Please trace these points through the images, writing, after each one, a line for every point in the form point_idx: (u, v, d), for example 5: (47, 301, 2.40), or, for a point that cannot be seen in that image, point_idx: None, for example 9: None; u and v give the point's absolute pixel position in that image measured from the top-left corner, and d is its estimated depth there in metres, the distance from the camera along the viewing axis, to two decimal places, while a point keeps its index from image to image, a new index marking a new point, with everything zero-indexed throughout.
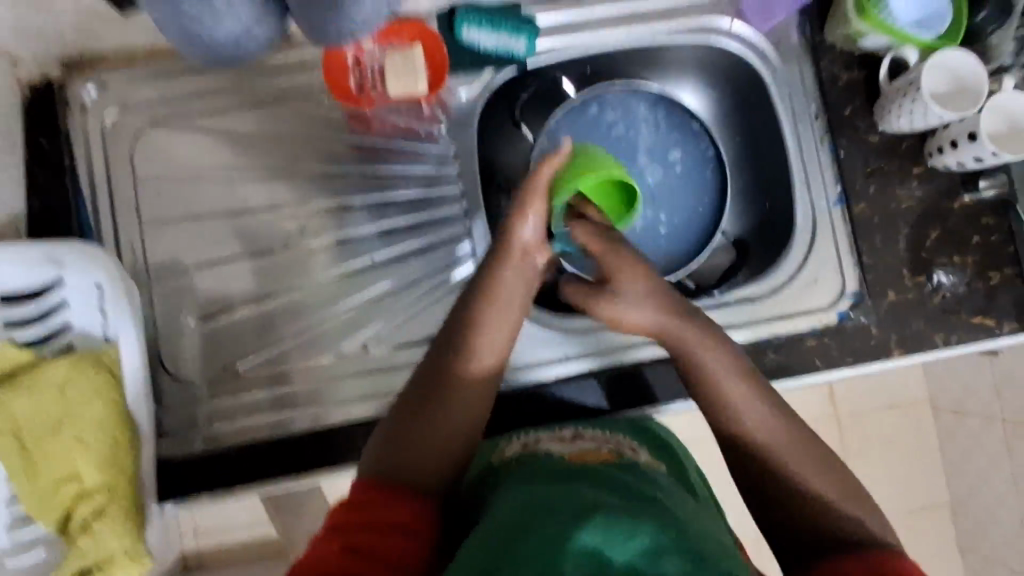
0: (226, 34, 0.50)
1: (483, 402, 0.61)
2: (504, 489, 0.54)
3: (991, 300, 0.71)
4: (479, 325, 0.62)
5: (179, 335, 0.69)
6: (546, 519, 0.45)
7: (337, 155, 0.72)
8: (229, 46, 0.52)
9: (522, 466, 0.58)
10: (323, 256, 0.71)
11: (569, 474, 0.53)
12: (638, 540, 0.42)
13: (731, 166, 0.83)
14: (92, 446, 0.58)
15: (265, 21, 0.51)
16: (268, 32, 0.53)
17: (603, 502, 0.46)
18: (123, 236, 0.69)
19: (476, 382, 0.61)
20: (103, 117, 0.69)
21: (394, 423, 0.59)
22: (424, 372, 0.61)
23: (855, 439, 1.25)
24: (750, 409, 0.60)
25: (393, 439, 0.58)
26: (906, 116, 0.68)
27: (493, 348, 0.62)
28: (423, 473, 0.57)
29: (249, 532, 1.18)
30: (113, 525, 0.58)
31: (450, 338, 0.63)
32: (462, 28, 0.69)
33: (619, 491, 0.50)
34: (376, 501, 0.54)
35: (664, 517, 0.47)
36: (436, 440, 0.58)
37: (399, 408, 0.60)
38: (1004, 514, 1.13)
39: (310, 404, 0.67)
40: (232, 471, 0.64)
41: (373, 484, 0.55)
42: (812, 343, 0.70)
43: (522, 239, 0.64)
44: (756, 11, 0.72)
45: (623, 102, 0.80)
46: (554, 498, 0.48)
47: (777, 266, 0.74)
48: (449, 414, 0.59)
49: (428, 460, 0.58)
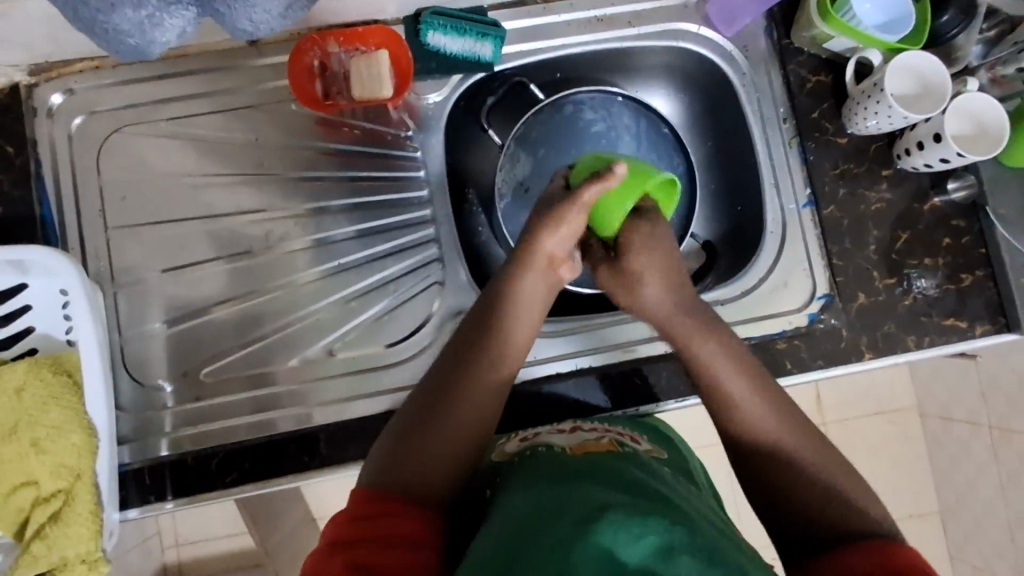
0: (129, 24, 0.38)
1: (494, 407, 0.59)
2: (509, 488, 0.53)
3: (963, 302, 0.70)
4: (494, 329, 0.61)
5: (144, 340, 0.69)
6: (550, 523, 0.43)
7: (304, 160, 0.72)
8: (138, 38, 0.39)
9: (522, 460, 0.56)
10: (292, 260, 0.71)
11: (574, 471, 0.51)
12: (650, 538, 0.40)
13: (698, 171, 0.84)
14: (48, 450, 0.59)
15: (185, 10, 0.38)
16: (191, 24, 0.40)
17: (610, 499, 0.44)
18: (88, 241, 0.69)
19: (488, 386, 0.59)
20: (71, 124, 0.69)
21: (398, 432, 0.56)
22: (435, 376, 0.60)
23: (842, 446, 1.25)
24: (754, 406, 0.59)
25: (399, 448, 0.55)
26: (873, 118, 0.68)
27: (510, 351, 0.61)
28: (431, 484, 0.54)
29: (229, 543, 1.16)
30: (67, 532, 0.58)
31: (459, 345, 0.61)
32: (428, 33, 0.69)
33: (629, 487, 0.49)
34: (380, 513, 0.50)
35: (676, 514, 0.44)
36: (445, 448, 0.56)
37: (411, 416, 0.57)
38: (989, 522, 1.11)
39: (274, 409, 0.67)
40: (197, 479, 0.64)
41: (377, 495, 0.52)
42: (782, 346, 0.69)
43: (547, 252, 0.63)
44: (720, 18, 0.73)
45: (598, 112, 0.81)
46: (558, 499, 0.46)
47: (745, 271, 0.73)
48: (460, 420, 0.57)
49: (437, 468, 0.55)
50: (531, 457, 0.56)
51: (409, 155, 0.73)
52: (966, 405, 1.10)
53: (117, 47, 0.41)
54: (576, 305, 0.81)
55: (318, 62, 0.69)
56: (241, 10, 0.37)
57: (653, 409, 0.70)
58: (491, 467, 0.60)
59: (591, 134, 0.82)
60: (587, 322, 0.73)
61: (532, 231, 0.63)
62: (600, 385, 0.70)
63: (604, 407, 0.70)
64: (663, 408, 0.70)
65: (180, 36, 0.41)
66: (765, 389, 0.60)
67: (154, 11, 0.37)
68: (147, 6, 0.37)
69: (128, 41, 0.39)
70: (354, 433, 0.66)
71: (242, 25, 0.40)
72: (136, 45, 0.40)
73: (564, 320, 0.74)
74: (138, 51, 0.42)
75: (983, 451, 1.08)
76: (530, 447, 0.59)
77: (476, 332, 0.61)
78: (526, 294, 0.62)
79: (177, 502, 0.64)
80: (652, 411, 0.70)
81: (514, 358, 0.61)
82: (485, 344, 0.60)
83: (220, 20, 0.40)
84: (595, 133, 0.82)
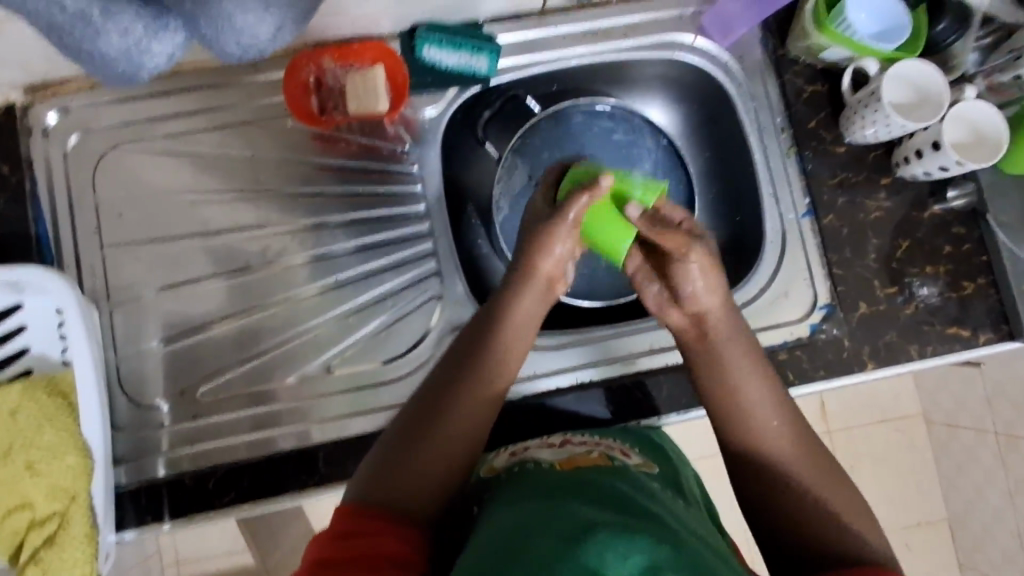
0: (116, 50, 0.37)
1: (484, 425, 0.58)
2: (494, 505, 0.52)
3: (966, 310, 0.70)
4: (488, 344, 0.60)
5: (141, 358, 0.68)
6: (534, 540, 0.43)
7: (301, 175, 0.72)
8: (127, 62, 0.38)
9: (510, 476, 0.56)
10: (290, 275, 0.71)
11: (562, 487, 0.51)
12: (636, 558, 0.39)
13: (697, 182, 0.84)
14: (43, 473, 0.58)
15: (171, 33, 0.37)
16: (179, 48, 0.39)
17: (596, 517, 0.44)
18: (84, 259, 0.69)
19: (481, 403, 0.58)
20: (67, 142, 0.69)
21: (386, 447, 0.56)
22: (427, 389, 0.59)
23: (847, 454, 1.24)
24: (749, 387, 0.59)
25: (387, 464, 0.54)
26: (871, 127, 0.68)
27: (502, 366, 0.60)
28: (417, 500, 0.53)
29: (231, 560, 1.15)
30: (63, 556, 0.57)
31: (450, 360, 0.60)
32: (424, 48, 0.69)
33: (615, 503, 0.48)
34: (364, 531, 0.49)
35: (663, 529, 0.44)
36: (431, 465, 0.55)
37: (402, 432, 0.56)
38: (998, 530, 1.10)
39: (274, 427, 0.66)
40: (194, 498, 0.63)
41: (362, 511, 0.51)
42: (784, 357, 0.69)
43: (545, 270, 0.62)
44: (716, 29, 0.73)
45: (592, 125, 0.82)
46: (544, 515, 0.46)
47: (746, 281, 0.73)
48: (449, 437, 0.56)
49: (425, 484, 0.54)
50: (519, 472, 0.56)
51: (406, 170, 0.73)
52: (972, 411, 1.09)
53: (105, 74, 0.41)
54: (576, 317, 0.81)
55: (313, 78, 0.69)
56: (228, 32, 0.37)
57: (654, 422, 0.70)
58: (479, 483, 0.59)
59: (612, 141, 0.82)
60: (586, 334, 0.73)
61: (533, 248, 0.62)
62: (602, 398, 0.70)
63: (608, 419, 0.69)
64: (667, 421, 0.70)
65: (172, 62, 0.41)
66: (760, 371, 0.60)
67: (140, 37, 0.37)
68: (135, 31, 0.36)
69: (116, 68, 0.39)
70: (353, 451, 0.65)
71: (230, 50, 0.39)
72: (125, 73, 0.40)
73: (563, 333, 0.73)
74: (129, 79, 0.41)
75: (991, 459, 1.07)
76: (518, 462, 0.58)
77: (468, 347, 0.60)
78: (518, 306, 0.61)
79: (175, 523, 0.63)
80: (657, 424, 0.70)
81: (508, 375, 0.60)
82: (475, 355, 0.59)
83: (209, 46, 0.39)
84: (617, 141, 0.82)
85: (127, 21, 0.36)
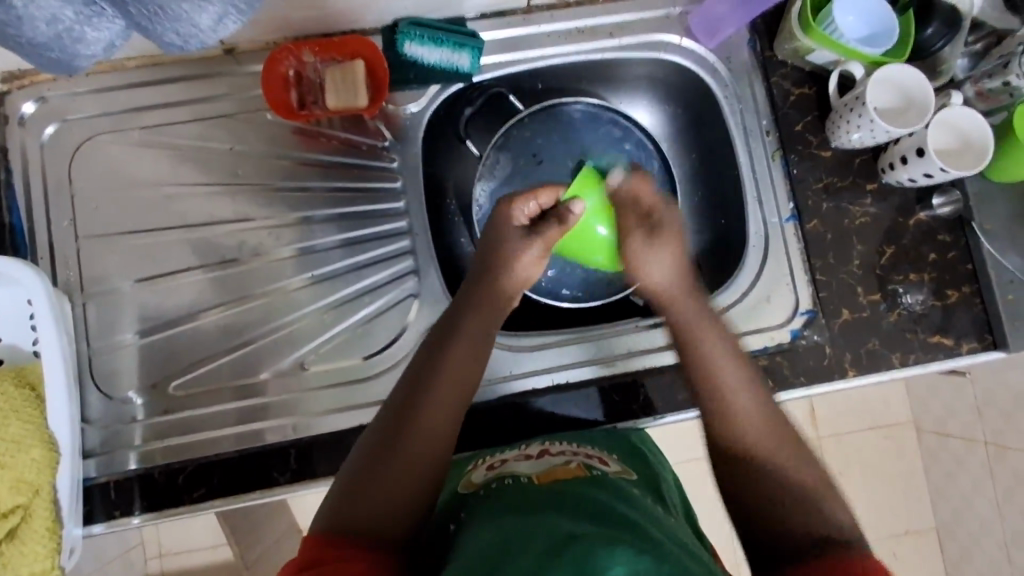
0: (48, 36, 0.37)
1: (447, 439, 0.57)
2: (473, 523, 0.51)
3: (950, 318, 0.69)
4: (443, 358, 0.59)
5: (114, 349, 0.68)
6: (516, 559, 0.42)
7: (278, 169, 0.71)
8: (60, 50, 0.38)
9: (488, 491, 0.55)
10: (266, 269, 0.70)
11: (542, 501, 0.50)
12: (617, 569, 0.38)
13: (683, 183, 0.83)
14: (8, 465, 0.58)
15: (106, 21, 0.37)
16: (116, 37, 0.39)
17: (577, 529, 0.43)
18: (59, 249, 0.68)
19: (444, 416, 0.57)
20: (43, 132, 0.69)
21: (352, 469, 0.55)
22: (388, 410, 0.58)
23: (835, 460, 1.23)
24: (728, 377, 0.59)
25: (352, 490, 0.53)
26: (856, 132, 0.67)
27: (457, 378, 0.59)
28: (384, 522, 0.52)
29: (211, 555, 1.15)
30: (24, 549, 0.58)
31: (408, 377, 0.59)
32: (405, 43, 0.68)
33: (597, 515, 0.47)
34: (331, 559, 0.48)
35: (646, 542, 0.43)
36: (397, 483, 0.53)
37: (365, 456, 0.55)
38: (987, 541, 1.08)
39: (261, 420, 0.66)
40: (163, 494, 0.62)
41: (330, 540, 0.50)
42: (764, 363, 0.68)
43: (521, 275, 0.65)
44: (702, 29, 0.72)
45: (594, 126, 0.80)
46: (524, 531, 0.45)
47: (727, 285, 0.72)
48: (412, 455, 0.55)
49: (397, 504, 0.53)
50: (498, 487, 0.55)
51: (386, 166, 0.72)
52: (962, 420, 1.08)
53: (41, 61, 0.41)
54: (559, 318, 0.80)
55: (293, 71, 0.69)
56: (164, 20, 0.36)
57: (633, 425, 0.69)
58: (457, 498, 0.59)
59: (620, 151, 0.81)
60: (566, 336, 0.72)
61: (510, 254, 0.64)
62: (579, 400, 0.69)
63: (589, 419, 0.69)
64: (648, 424, 0.69)
65: (112, 50, 0.41)
66: (740, 364, 0.59)
67: (72, 24, 0.36)
68: (66, 19, 0.36)
69: (50, 55, 0.39)
70: (327, 449, 0.64)
71: (170, 40, 0.38)
72: (61, 59, 0.40)
73: (541, 335, 0.72)
74: (69, 66, 0.42)
75: (979, 468, 1.06)
76: (496, 477, 0.57)
77: (422, 365, 0.59)
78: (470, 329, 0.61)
79: (144, 518, 0.62)
80: (637, 427, 0.69)
81: (466, 381, 0.59)
82: (444, 367, 0.59)
83: (149, 35, 0.39)
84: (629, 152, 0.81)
85: (55, 7, 0.35)
